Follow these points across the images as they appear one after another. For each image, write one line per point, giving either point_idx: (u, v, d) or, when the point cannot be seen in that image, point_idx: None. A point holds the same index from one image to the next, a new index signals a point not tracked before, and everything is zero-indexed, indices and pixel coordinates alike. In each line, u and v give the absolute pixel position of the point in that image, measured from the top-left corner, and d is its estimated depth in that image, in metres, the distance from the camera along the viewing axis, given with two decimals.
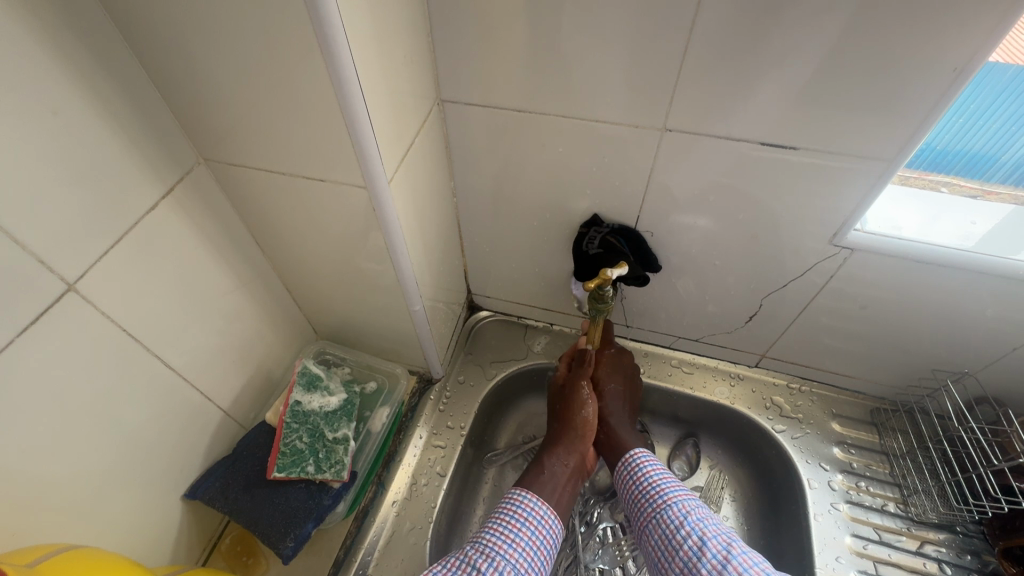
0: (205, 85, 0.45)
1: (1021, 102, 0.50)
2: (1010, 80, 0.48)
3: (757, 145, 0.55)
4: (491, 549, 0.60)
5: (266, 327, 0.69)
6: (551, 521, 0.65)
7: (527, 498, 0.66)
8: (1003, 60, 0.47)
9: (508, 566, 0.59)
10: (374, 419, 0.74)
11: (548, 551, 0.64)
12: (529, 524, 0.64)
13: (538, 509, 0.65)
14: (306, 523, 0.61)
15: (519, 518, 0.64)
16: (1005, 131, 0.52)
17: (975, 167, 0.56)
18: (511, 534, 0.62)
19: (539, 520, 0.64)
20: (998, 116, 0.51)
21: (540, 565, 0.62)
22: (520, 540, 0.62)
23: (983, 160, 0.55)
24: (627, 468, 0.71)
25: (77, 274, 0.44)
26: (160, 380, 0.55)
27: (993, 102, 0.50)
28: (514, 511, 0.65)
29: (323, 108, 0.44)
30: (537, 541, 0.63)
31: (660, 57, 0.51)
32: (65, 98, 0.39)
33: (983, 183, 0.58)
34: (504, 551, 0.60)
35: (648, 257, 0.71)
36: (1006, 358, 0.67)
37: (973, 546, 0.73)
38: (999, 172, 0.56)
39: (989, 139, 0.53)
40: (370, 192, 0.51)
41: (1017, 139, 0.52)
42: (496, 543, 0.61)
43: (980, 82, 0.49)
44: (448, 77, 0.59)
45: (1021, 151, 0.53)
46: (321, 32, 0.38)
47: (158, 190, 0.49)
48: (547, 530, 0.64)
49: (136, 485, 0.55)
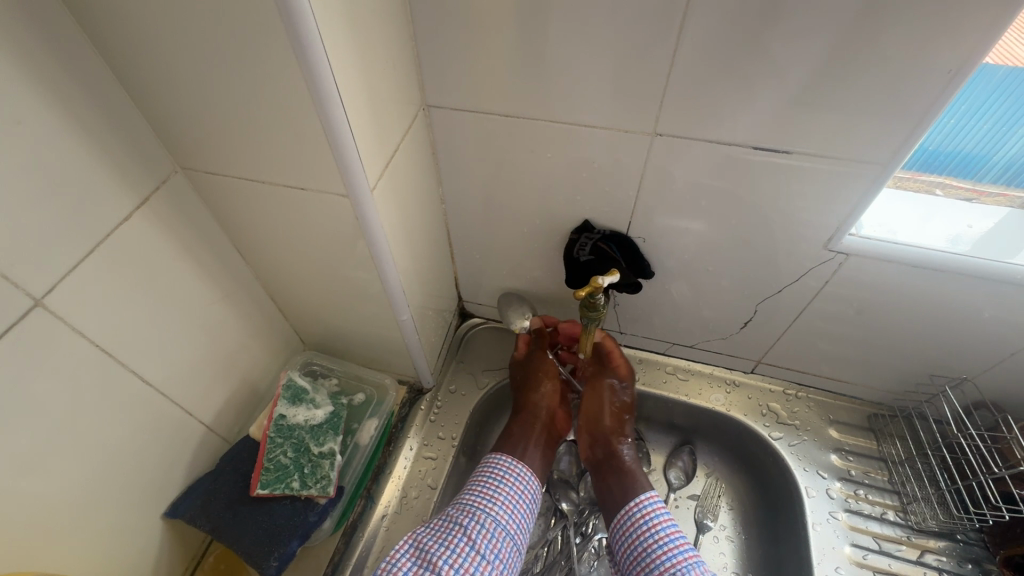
0: (180, 93, 0.44)
1: (1012, 101, 0.49)
2: (1002, 80, 0.48)
3: (749, 149, 0.54)
4: (472, 506, 0.67)
5: (250, 338, 0.68)
6: (527, 478, 0.72)
7: (503, 460, 0.72)
8: (994, 61, 0.46)
9: (489, 519, 0.66)
10: (362, 431, 0.72)
11: (527, 505, 0.70)
12: (507, 481, 0.70)
13: (513, 468, 0.72)
14: (290, 541, 0.60)
15: (498, 477, 0.70)
16: (996, 131, 0.51)
17: (967, 168, 0.55)
18: (489, 492, 0.68)
19: (516, 477, 0.71)
20: (989, 116, 0.50)
21: (520, 518, 0.69)
22: (499, 495, 0.68)
23: (975, 160, 0.54)
24: (645, 516, 0.69)
25: (45, 289, 0.42)
26: (137, 396, 0.53)
27: (984, 102, 0.50)
28: (494, 472, 0.71)
29: (301, 115, 0.43)
30: (515, 495, 0.69)
31: (648, 60, 0.50)
32: (28, 106, 0.38)
33: (975, 183, 0.56)
34: (484, 507, 0.67)
35: (641, 264, 0.69)
36: (1005, 363, 0.66)
37: (973, 554, 0.71)
38: (990, 173, 0.55)
39: (981, 139, 0.52)
40: (352, 200, 0.50)
41: (1009, 139, 0.51)
42: (477, 502, 0.67)
43: (971, 82, 0.48)
44: (433, 82, 0.58)
45: (1013, 151, 0.52)
46: (295, 36, 0.37)
47: (132, 201, 0.48)
48: (524, 486, 0.71)
49: (113, 505, 0.53)
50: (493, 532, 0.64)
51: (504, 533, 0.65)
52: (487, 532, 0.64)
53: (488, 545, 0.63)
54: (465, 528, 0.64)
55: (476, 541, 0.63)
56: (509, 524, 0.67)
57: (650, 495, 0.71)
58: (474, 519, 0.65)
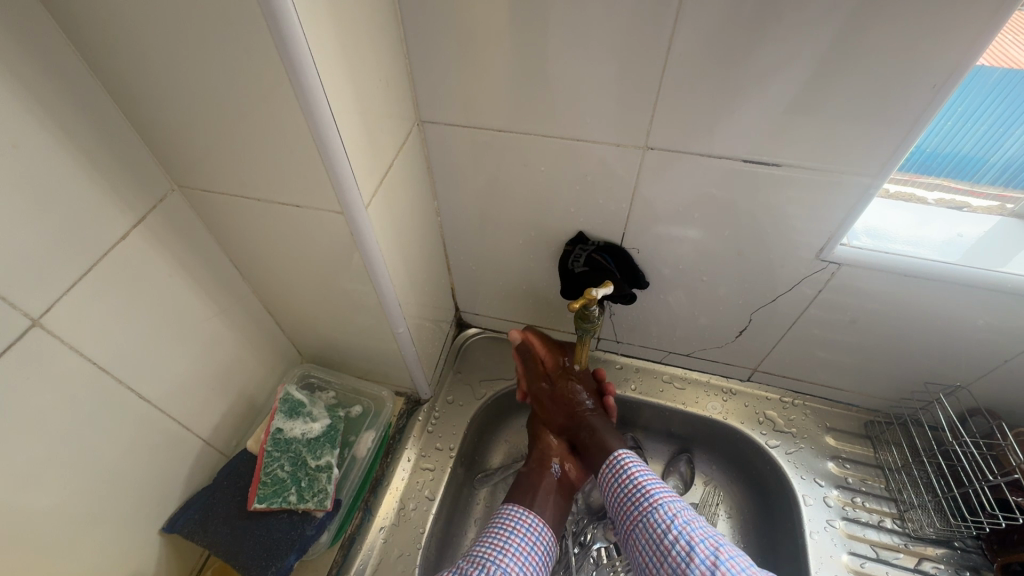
0: (177, 114, 0.44)
1: (1009, 103, 0.50)
2: (996, 83, 0.49)
3: (739, 161, 0.55)
4: (482, 557, 0.64)
5: (248, 352, 0.68)
6: (540, 528, 0.69)
7: (514, 509, 0.70)
8: (989, 63, 0.48)
9: (499, 571, 0.63)
10: (359, 444, 0.73)
11: (540, 558, 0.68)
12: (519, 532, 0.68)
13: (525, 520, 0.69)
14: (288, 555, 0.60)
15: (509, 528, 0.68)
16: (994, 132, 0.53)
17: (965, 169, 0.57)
18: (500, 543, 0.66)
19: (528, 529, 0.68)
20: (985, 118, 0.52)
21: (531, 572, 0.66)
22: (510, 547, 0.66)
23: (973, 162, 0.56)
24: (612, 470, 0.71)
25: (42, 308, 0.42)
26: (134, 412, 0.53)
27: (981, 105, 0.51)
28: (506, 522, 0.69)
29: (296, 135, 0.43)
30: (526, 547, 0.67)
31: (638, 76, 0.50)
32: (27, 131, 0.38)
33: (973, 183, 0.59)
34: (495, 558, 0.64)
35: (635, 274, 0.70)
36: (998, 370, 0.66)
37: (971, 561, 0.71)
38: (989, 173, 0.57)
39: (978, 140, 0.54)
40: (347, 216, 0.50)
41: (1006, 140, 0.53)
42: (488, 552, 0.65)
43: (966, 85, 0.50)
44: (427, 98, 0.59)
45: (1010, 151, 0.54)
46: (290, 61, 0.38)
47: (129, 220, 0.48)
48: (536, 538, 0.68)
49: (111, 521, 0.54)
50: None
51: None
52: None
53: None
54: None
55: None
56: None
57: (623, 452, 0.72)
58: (485, 570, 0.63)
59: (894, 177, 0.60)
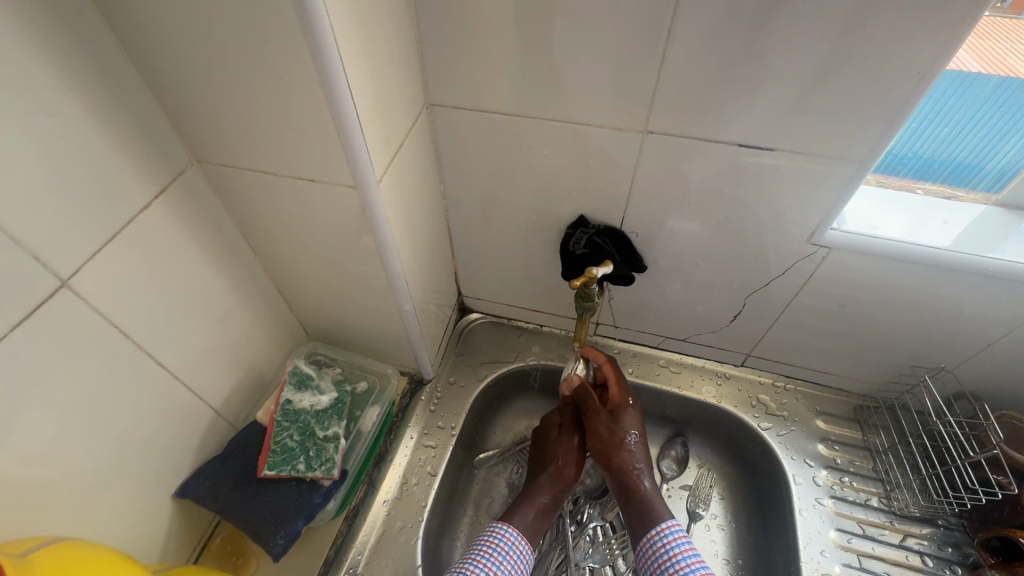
0: (197, 86, 0.46)
1: (1002, 114, 0.55)
2: (993, 91, 0.53)
3: (735, 145, 0.57)
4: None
5: (256, 327, 0.70)
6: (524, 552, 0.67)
7: (505, 531, 0.68)
8: (983, 70, 0.52)
9: None
10: (364, 418, 0.74)
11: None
12: (506, 557, 0.65)
13: (513, 543, 0.67)
14: (296, 520, 0.62)
15: (498, 552, 0.65)
16: (988, 139, 0.57)
17: (961, 175, 0.62)
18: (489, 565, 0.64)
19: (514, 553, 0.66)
20: (980, 126, 0.56)
21: None
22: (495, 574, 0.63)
23: (969, 168, 0.61)
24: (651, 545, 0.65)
25: (71, 270, 0.45)
26: (150, 378, 0.55)
27: (976, 113, 0.55)
28: (494, 545, 0.66)
29: (314, 111, 0.45)
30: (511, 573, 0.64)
31: (640, 63, 0.53)
32: (60, 99, 0.41)
33: (966, 192, 0.64)
34: None
35: (634, 258, 0.72)
36: (983, 353, 0.69)
37: (954, 538, 0.74)
38: (984, 180, 0.62)
39: (973, 148, 0.59)
40: (360, 191, 0.52)
41: (1000, 148, 0.58)
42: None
43: (964, 92, 0.54)
44: (436, 81, 0.61)
45: (1002, 160, 0.59)
46: (314, 39, 0.40)
47: (151, 190, 0.50)
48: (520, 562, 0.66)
49: (127, 484, 0.56)
50: None
51: None
52: None
53: None
54: None
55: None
56: None
57: (672, 524, 0.66)
58: None
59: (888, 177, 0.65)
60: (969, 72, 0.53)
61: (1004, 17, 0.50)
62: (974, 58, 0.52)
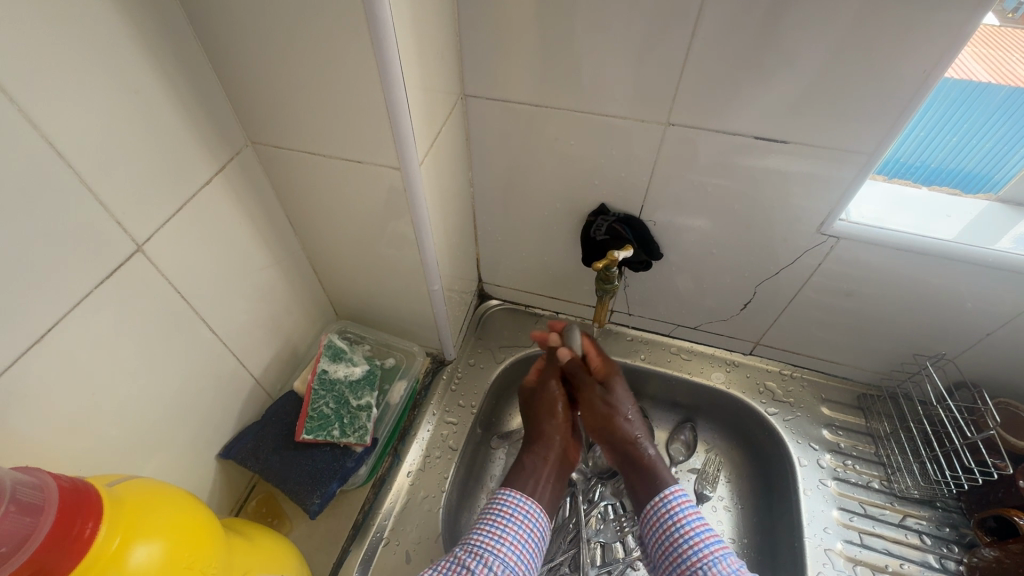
0: (259, 71, 0.51)
1: (1011, 126, 0.58)
2: (1002, 102, 0.56)
3: (752, 138, 0.60)
4: (480, 548, 0.64)
5: (293, 303, 0.74)
6: (538, 515, 0.69)
7: (512, 497, 0.69)
8: (996, 81, 0.55)
9: (498, 561, 0.63)
10: (393, 392, 0.79)
11: (537, 544, 0.67)
12: (516, 520, 0.67)
13: (523, 506, 0.68)
14: (331, 482, 0.66)
15: (506, 515, 0.67)
16: (999, 148, 0.61)
17: (971, 182, 0.66)
18: (498, 532, 0.65)
19: (524, 515, 0.67)
20: (990, 136, 0.60)
21: (529, 557, 0.66)
22: (508, 535, 0.65)
23: (980, 176, 0.65)
24: (655, 513, 0.68)
25: (145, 236, 0.49)
26: (202, 343, 0.59)
27: (987, 123, 0.59)
28: (501, 509, 0.68)
29: (366, 97, 0.50)
30: (524, 535, 0.66)
31: (665, 58, 0.56)
32: (143, 80, 0.45)
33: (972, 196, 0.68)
34: (493, 549, 0.64)
35: (651, 246, 0.75)
36: (982, 342, 0.72)
37: (952, 519, 0.77)
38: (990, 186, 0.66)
39: (983, 157, 0.63)
40: (402, 173, 0.56)
41: (1009, 157, 0.62)
42: (485, 542, 0.65)
43: (974, 101, 0.57)
44: (470, 74, 0.64)
45: (1010, 168, 0.63)
46: (374, 29, 0.44)
47: (211, 168, 0.55)
48: (533, 524, 0.68)
49: (180, 440, 0.60)
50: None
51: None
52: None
53: None
54: (472, 572, 0.61)
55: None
56: (519, 566, 0.64)
57: (676, 489, 0.69)
58: (485, 562, 0.62)
59: (895, 179, 0.69)
60: (979, 82, 0.56)
61: (1015, 27, 0.54)
62: (984, 69, 0.56)
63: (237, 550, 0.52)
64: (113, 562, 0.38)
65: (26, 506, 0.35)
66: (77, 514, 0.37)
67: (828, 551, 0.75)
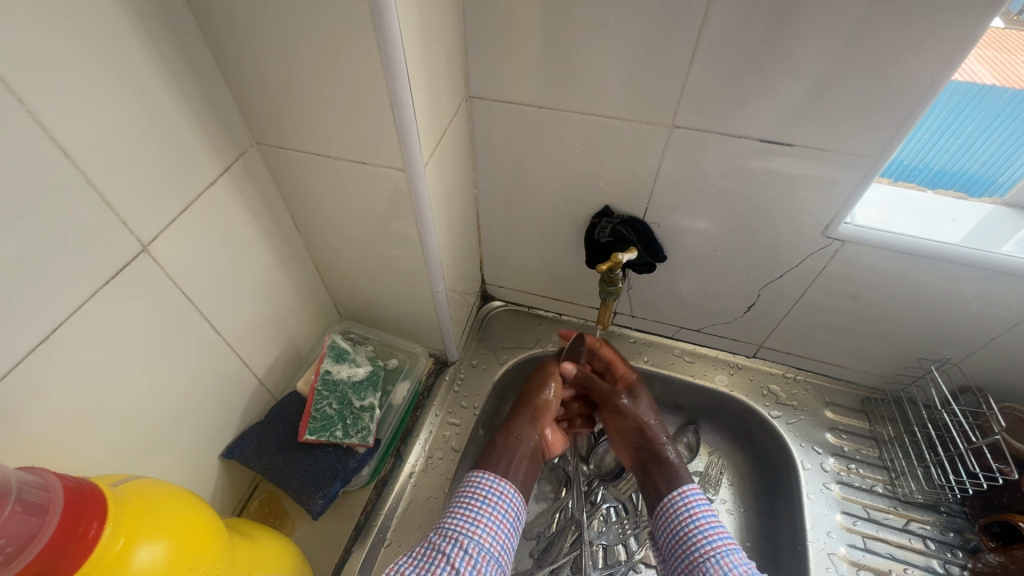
0: (265, 72, 0.51)
1: (1016, 127, 0.58)
2: (1007, 104, 0.56)
3: (757, 140, 0.60)
4: (455, 531, 0.63)
5: (296, 304, 0.74)
6: (511, 495, 0.69)
7: (486, 478, 0.69)
8: (1001, 83, 0.55)
9: (473, 543, 0.62)
10: (395, 393, 0.79)
11: (511, 525, 0.67)
12: (489, 501, 0.67)
13: (497, 487, 0.68)
14: (334, 483, 0.66)
15: (479, 497, 0.67)
16: (1004, 151, 0.61)
17: (976, 185, 0.66)
18: (471, 512, 0.65)
19: (498, 496, 0.67)
20: (995, 138, 0.60)
21: (504, 538, 0.66)
22: (482, 517, 0.65)
23: (984, 178, 0.65)
24: (670, 508, 0.68)
25: (150, 237, 0.49)
26: (206, 343, 0.60)
27: (992, 125, 0.59)
28: (474, 492, 0.68)
29: (371, 98, 0.49)
30: (498, 516, 0.66)
31: (670, 60, 0.56)
32: (149, 81, 0.45)
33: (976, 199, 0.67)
34: (467, 531, 0.63)
35: (655, 248, 0.75)
36: (987, 346, 0.72)
37: (956, 524, 0.77)
38: (995, 189, 0.66)
39: (987, 160, 0.63)
40: (407, 174, 0.56)
41: (1014, 160, 0.62)
42: (459, 525, 0.64)
43: (978, 104, 0.57)
44: (475, 75, 0.64)
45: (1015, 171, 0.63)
46: (380, 31, 0.44)
47: (216, 168, 0.55)
48: (506, 504, 0.68)
49: (183, 440, 0.60)
50: (477, 557, 0.61)
51: (489, 556, 0.62)
52: (471, 558, 0.61)
53: (463, 562, 0.60)
54: (447, 554, 0.60)
55: (459, 570, 0.59)
56: (495, 547, 0.64)
57: (694, 487, 0.69)
58: (460, 544, 0.62)
59: (901, 182, 0.69)
60: (984, 84, 0.56)
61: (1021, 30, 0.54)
62: (990, 72, 0.56)
63: (239, 551, 0.52)
64: (117, 563, 0.38)
65: (31, 506, 0.35)
66: (82, 514, 0.38)
67: (832, 556, 0.75)
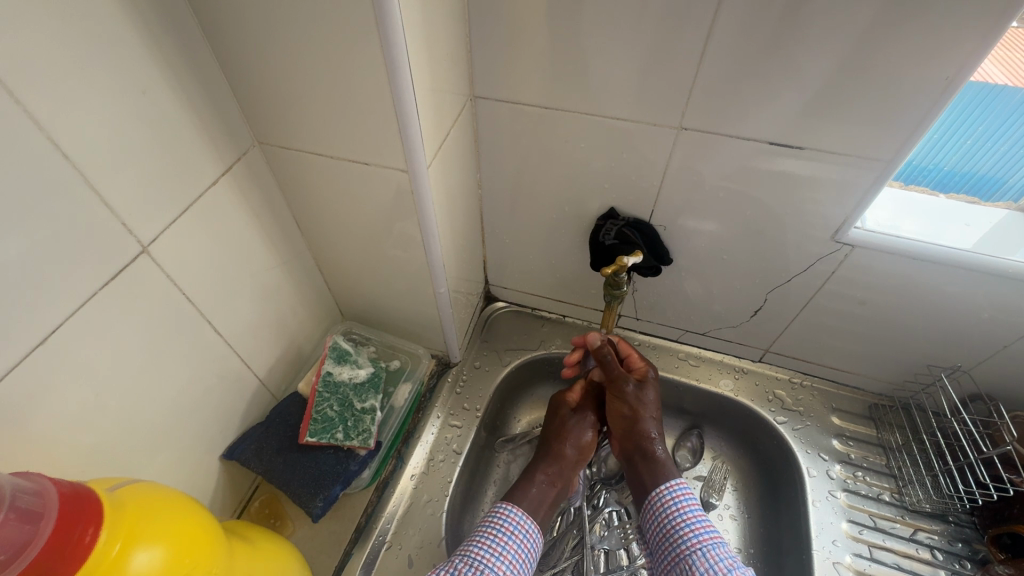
0: (266, 71, 0.50)
1: None
2: (1017, 105, 0.55)
3: (765, 143, 0.59)
4: (480, 562, 0.62)
5: (297, 304, 0.74)
6: (535, 534, 0.67)
7: (514, 512, 0.67)
8: (1011, 83, 0.54)
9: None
10: (397, 394, 0.79)
11: (529, 563, 0.66)
12: (516, 538, 0.65)
13: (524, 524, 0.67)
14: (334, 485, 0.66)
15: (507, 532, 0.65)
16: (1012, 154, 0.60)
17: (982, 188, 0.65)
18: (497, 548, 0.63)
19: (523, 534, 0.66)
20: (1003, 141, 0.59)
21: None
22: (507, 552, 0.64)
23: (991, 181, 0.64)
24: (656, 503, 0.69)
25: (151, 238, 0.49)
26: (207, 344, 0.59)
27: (1002, 127, 0.57)
28: (501, 524, 0.66)
29: (373, 98, 0.49)
30: (522, 555, 0.65)
31: (678, 61, 0.55)
32: (149, 78, 0.45)
33: (984, 202, 0.66)
34: (492, 565, 0.62)
35: (660, 251, 0.74)
36: (999, 354, 0.71)
37: (964, 535, 0.76)
38: (1001, 193, 0.64)
39: (995, 163, 0.61)
40: (410, 175, 0.55)
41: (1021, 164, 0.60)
42: (484, 556, 0.62)
43: (988, 105, 0.56)
44: (479, 74, 0.63)
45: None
46: (383, 30, 0.43)
47: (217, 168, 0.54)
48: (529, 546, 0.66)
49: (183, 440, 0.60)
50: None
51: None
52: None
53: None
54: None
55: None
56: None
57: (681, 481, 0.69)
58: None
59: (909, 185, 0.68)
60: (996, 84, 0.55)
61: None
62: (1001, 71, 0.54)
63: (238, 553, 0.52)
64: (113, 569, 0.38)
65: (25, 513, 0.35)
66: (79, 518, 0.37)
67: (837, 564, 0.74)
